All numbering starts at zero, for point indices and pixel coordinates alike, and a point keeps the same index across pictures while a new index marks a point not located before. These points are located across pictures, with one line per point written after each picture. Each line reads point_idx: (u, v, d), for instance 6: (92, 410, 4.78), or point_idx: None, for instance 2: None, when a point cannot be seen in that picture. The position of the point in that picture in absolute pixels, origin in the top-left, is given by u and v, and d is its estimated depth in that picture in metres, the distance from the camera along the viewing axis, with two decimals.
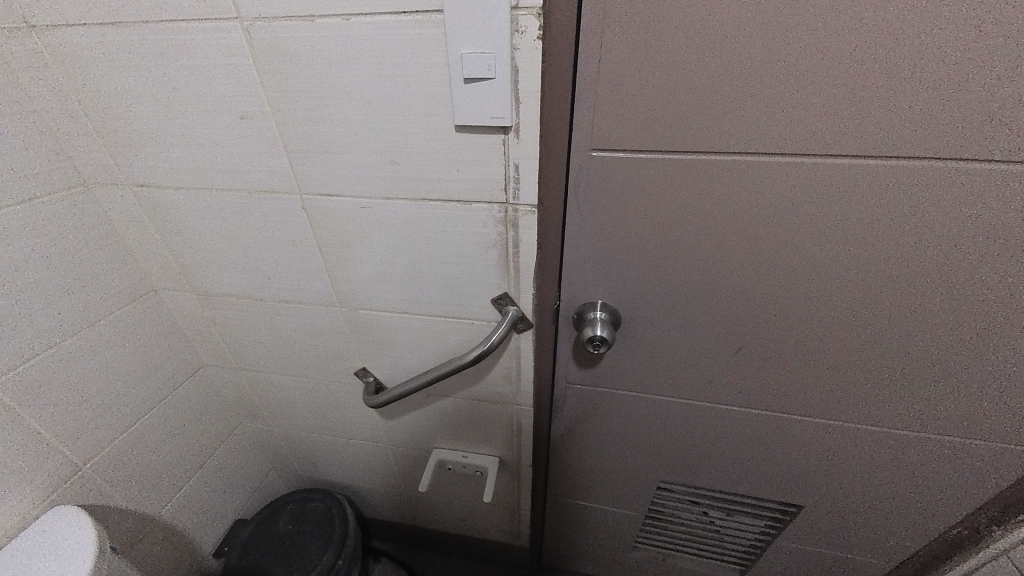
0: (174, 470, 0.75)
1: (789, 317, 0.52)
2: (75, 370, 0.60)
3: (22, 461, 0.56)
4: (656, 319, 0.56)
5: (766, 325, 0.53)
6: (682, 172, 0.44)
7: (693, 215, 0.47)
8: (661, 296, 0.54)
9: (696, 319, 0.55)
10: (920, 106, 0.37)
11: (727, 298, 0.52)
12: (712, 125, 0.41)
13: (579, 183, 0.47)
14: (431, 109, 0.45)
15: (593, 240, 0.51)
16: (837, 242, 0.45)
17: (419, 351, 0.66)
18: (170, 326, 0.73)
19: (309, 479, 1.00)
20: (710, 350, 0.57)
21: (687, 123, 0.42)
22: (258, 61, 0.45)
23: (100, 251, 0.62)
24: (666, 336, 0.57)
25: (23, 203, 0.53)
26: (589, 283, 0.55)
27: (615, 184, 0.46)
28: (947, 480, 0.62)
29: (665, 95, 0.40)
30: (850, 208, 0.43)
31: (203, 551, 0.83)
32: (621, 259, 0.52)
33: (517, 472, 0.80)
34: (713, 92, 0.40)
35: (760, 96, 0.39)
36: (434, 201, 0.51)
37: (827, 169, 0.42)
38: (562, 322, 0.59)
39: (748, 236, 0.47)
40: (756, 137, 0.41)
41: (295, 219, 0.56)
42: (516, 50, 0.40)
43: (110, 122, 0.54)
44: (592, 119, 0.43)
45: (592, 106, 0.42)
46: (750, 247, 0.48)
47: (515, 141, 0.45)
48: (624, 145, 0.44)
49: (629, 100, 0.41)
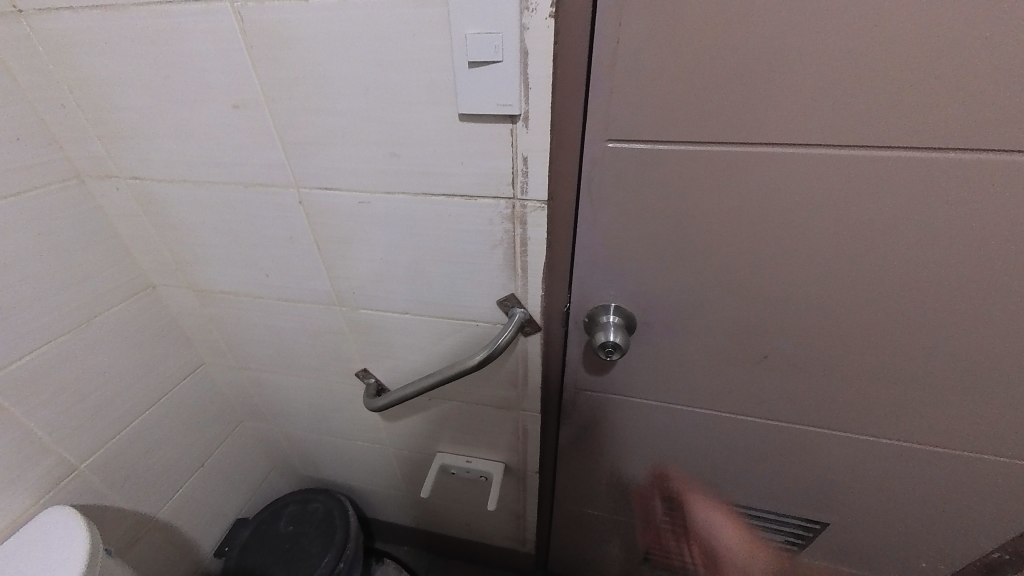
0: (173, 469, 0.74)
1: (820, 324, 0.48)
2: (71, 367, 0.59)
3: (15, 460, 0.54)
4: (673, 324, 0.52)
5: (793, 332, 0.49)
6: (708, 164, 0.40)
7: (717, 213, 0.43)
8: (679, 299, 0.50)
9: (716, 324, 0.51)
10: (981, 91, 0.33)
11: (752, 302, 0.48)
12: (741, 113, 0.37)
13: (593, 177, 0.43)
14: (434, 96, 0.41)
15: (607, 238, 0.47)
16: (878, 244, 0.41)
17: (422, 353, 0.64)
18: (168, 323, 0.71)
19: (311, 479, 0.98)
20: (731, 358, 0.53)
21: (715, 110, 0.38)
22: (251, 46, 0.43)
23: (96, 246, 0.60)
24: (684, 342, 0.53)
25: (15, 196, 0.51)
26: (602, 284, 0.51)
27: (633, 178, 0.43)
28: (989, 502, 0.57)
29: (690, 79, 0.37)
30: (894, 206, 0.39)
31: (203, 551, 0.82)
32: (636, 259, 0.48)
33: (522, 478, 0.78)
34: (744, 76, 0.36)
35: (798, 79, 0.35)
36: (437, 196, 0.47)
37: (870, 162, 0.37)
38: (572, 325, 0.55)
39: (777, 236, 0.43)
40: (790, 127, 0.37)
41: (292, 215, 0.54)
42: (526, 30, 0.37)
43: (101, 112, 0.51)
44: (609, 107, 0.39)
45: (609, 91, 0.38)
46: (778, 248, 0.44)
47: (524, 130, 0.41)
48: (642, 136, 0.40)
49: (650, 84, 0.37)
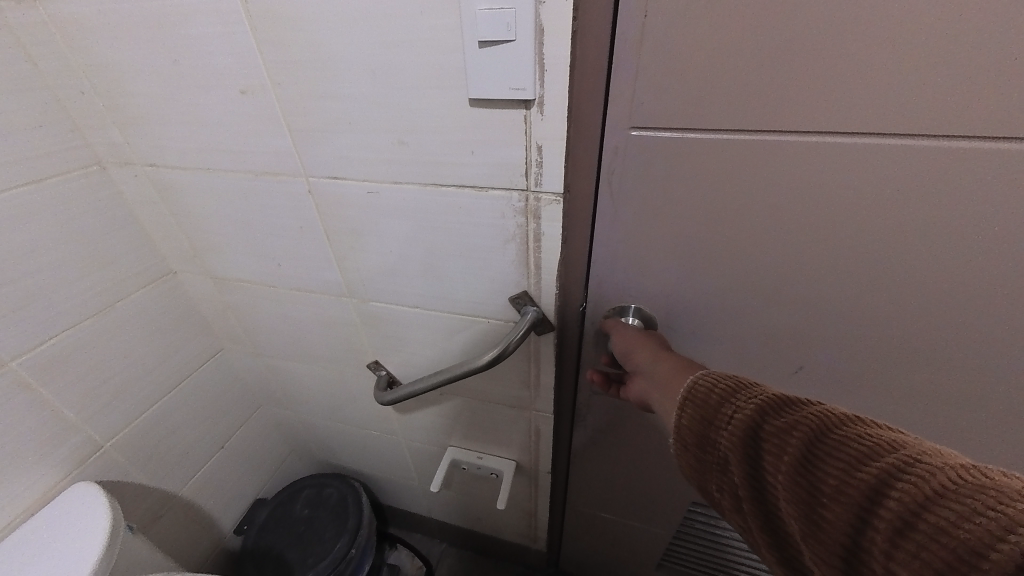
0: (194, 450, 0.76)
1: (867, 336, 0.43)
2: (95, 350, 0.60)
3: (45, 437, 0.56)
4: (698, 328, 0.48)
5: (834, 343, 0.44)
6: (747, 155, 0.36)
7: (752, 207, 0.38)
8: (705, 301, 0.46)
9: (746, 330, 0.47)
10: None
11: (790, 309, 0.44)
12: (787, 97, 0.33)
13: (615, 168, 0.40)
14: (443, 79, 0.38)
15: (628, 234, 0.44)
16: (949, 250, 0.35)
17: (433, 348, 0.62)
18: (189, 309, 0.73)
19: (328, 464, 1.00)
20: (761, 367, 0.49)
21: (758, 93, 0.33)
22: (256, 28, 0.41)
23: (118, 232, 0.61)
24: (709, 348, 0.49)
25: (39, 182, 0.52)
26: (622, 283, 0.48)
27: (660, 169, 0.39)
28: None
29: (729, 58, 0.32)
30: (971, 206, 0.33)
31: (224, 528, 0.85)
32: (659, 257, 0.44)
33: (534, 478, 0.76)
34: (794, 53, 0.31)
35: (860, 56, 0.30)
36: (446, 186, 0.45)
37: (944, 155, 0.32)
38: (587, 325, 0.53)
39: (820, 235, 0.38)
40: (846, 113, 0.32)
41: (302, 204, 0.52)
42: (542, 4, 0.33)
43: (118, 99, 0.51)
44: (635, 90, 0.35)
45: (636, 72, 0.34)
46: (821, 248, 0.39)
47: (538, 117, 0.38)
48: (671, 122, 0.36)
49: (683, 65, 0.33)
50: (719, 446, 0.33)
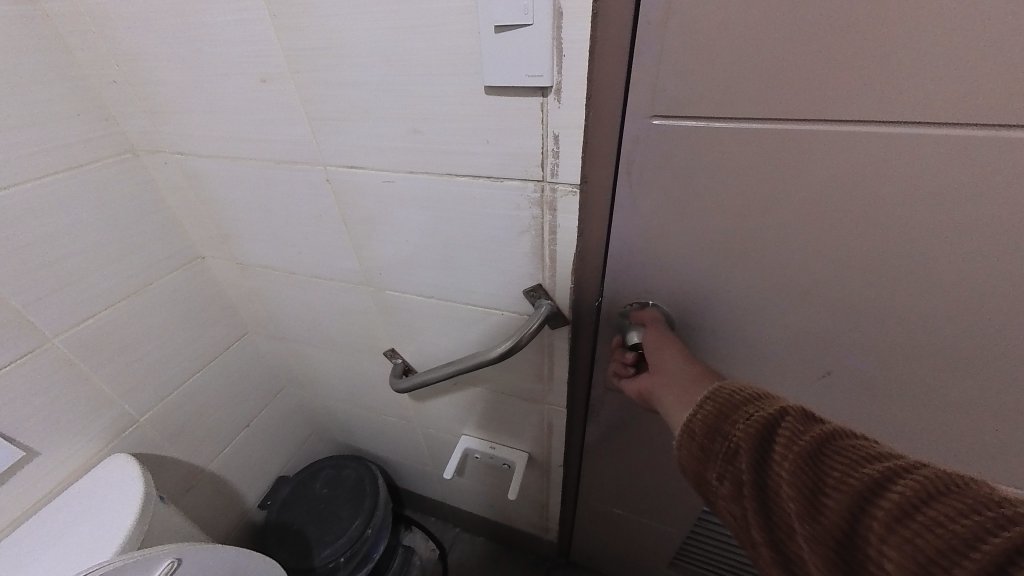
0: (221, 428, 0.80)
1: (902, 341, 0.40)
2: (129, 330, 0.63)
3: (84, 410, 0.60)
4: (718, 326, 0.47)
5: (865, 349, 0.42)
6: (787, 146, 0.34)
7: (781, 202, 0.36)
8: (727, 300, 0.44)
9: (770, 331, 0.45)
10: None
11: (821, 310, 0.41)
12: (825, 83, 0.30)
13: (635, 158, 0.38)
14: (458, 66, 0.37)
15: (647, 228, 0.42)
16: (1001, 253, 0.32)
17: (447, 338, 0.62)
18: (217, 293, 0.75)
19: (347, 446, 1.03)
20: (784, 369, 0.47)
21: (796, 76, 0.31)
22: (273, 15, 0.41)
23: (149, 218, 0.64)
24: (729, 347, 0.48)
25: (75, 169, 0.54)
26: (639, 279, 0.47)
27: (690, 161, 0.37)
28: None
29: (762, 40, 0.30)
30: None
31: (248, 502, 0.89)
32: (680, 252, 0.43)
33: (546, 470, 0.76)
34: (834, 34, 0.28)
35: (910, 36, 0.27)
36: (461, 176, 0.44)
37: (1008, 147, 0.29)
38: (604, 321, 0.52)
39: (856, 235, 0.36)
40: (891, 101, 0.30)
41: (321, 192, 0.53)
42: None
43: (146, 88, 0.52)
44: (660, 74, 0.33)
45: (661, 55, 0.32)
46: (856, 248, 0.37)
47: (555, 105, 0.36)
48: (695, 110, 0.34)
49: (710, 48, 0.31)
50: (729, 433, 0.34)
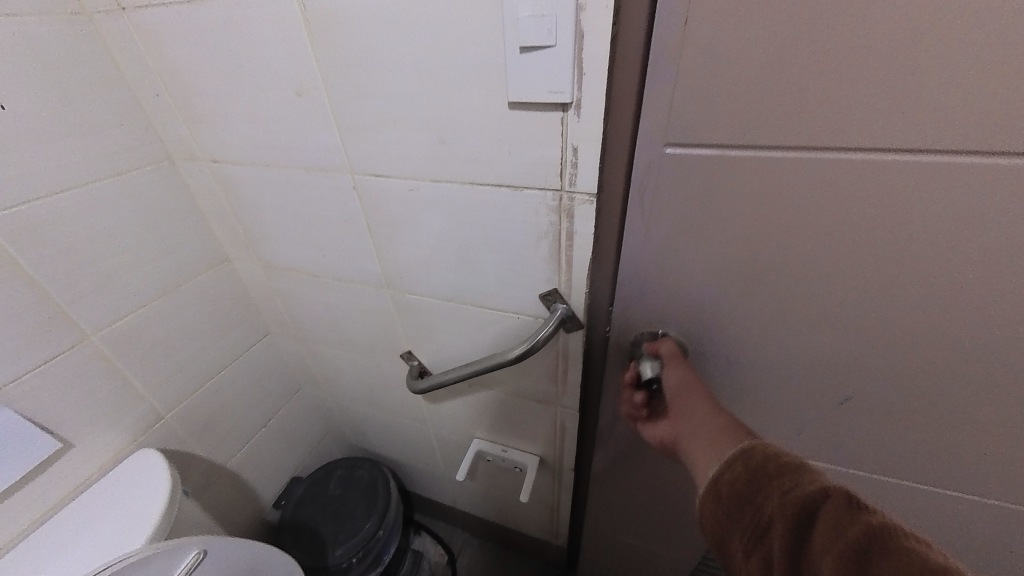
0: (241, 426, 0.82)
1: (908, 356, 0.41)
2: (160, 328, 0.66)
3: (116, 404, 0.63)
4: (729, 347, 0.48)
5: (872, 364, 0.43)
6: (795, 174, 0.35)
7: (792, 227, 0.38)
8: (738, 321, 0.46)
9: (780, 350, 0.46)
10: None
11: (842, 324, 0.42)
12: (831, 109, 0.32)
13: (649, 183, 0.40)
14: (485, 82, 0.40)
15: (660, 250, 0.44)
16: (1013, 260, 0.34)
17: (464, 340, 0.64)
18: (241, 294, 0.78)
19: (359, 448, 1.05)
20: (791, 387, 0.48)
21: (815, 98, 0.32)
22: (313, 34, 0.44)
23: (182, 222, 0.67)
24: (741, 367, 0.49)
25: (118, 175, 0.58)
26: (651, 300, 0.48)
27: (712, 182, 0.38)
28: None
29: (773, 68, 0.31)
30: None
31: (264, 500, 0.91)
32: (692, 274, 0.44)
33: (557, 473, 0.77)
34: (842, 61, 0.30)
35: (923, 59, 0.28)
36: (483, 184, 0.47)
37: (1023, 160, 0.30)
38: (614, 349, 0.54)
39: (865, 256, 0.37)
40: (893, 130, 0.32)
41: (347, 198, 0.56)
42: (583, 11, 0.34)
43: (187, 99, 0.56)
44: (679, 98, 0.35)
45: (679, 80, 0.34)
46: (865, 269, 0.38)
47: (575, 119, 0.39)
48: (708, 137, 0.36)
49: (723, 75, 0.33)
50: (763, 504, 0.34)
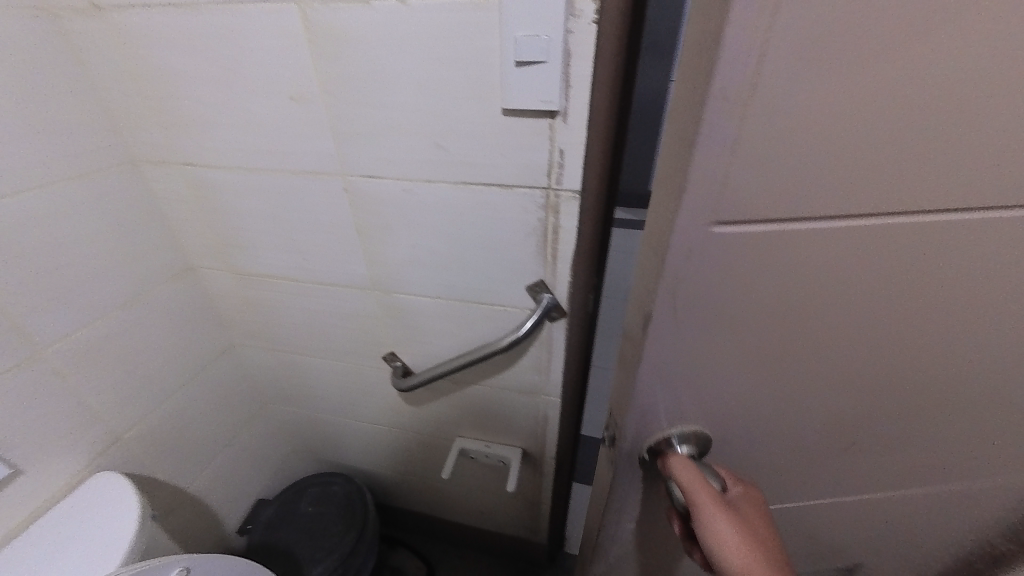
0: (204, 446, 0.77)
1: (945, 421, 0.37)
2: (120, 342, 0.62)
3: (70, 426, 0.57)
4: (751, 432, 0.39)
5: (904, 431, 0.38)
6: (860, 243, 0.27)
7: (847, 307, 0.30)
8: (765, 409, 0.37)
9: (807, 430, 0.39)
10: None
11: (889, 400, 0.36)
12: (911, 173, 0.24)
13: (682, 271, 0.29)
14: (482, 92, 0.45)
15: (688, 349, 0.33)
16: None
17: (450, 337, 0.67)
18: (206, 305, 0.75)
19: (330, 465, 1.01)
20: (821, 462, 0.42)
21: (897, 155, 0.24)
22: (313, 43, 0.46)
23: (146, 229, 0.64)
24: (764, 449, 0.41)
25: (80, 178, 0.55)
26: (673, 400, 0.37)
27: (769, 275, 0.29)
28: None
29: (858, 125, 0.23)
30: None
31: (229, 527, 0.85)
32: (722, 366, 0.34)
33: (539, 465, 0.80)
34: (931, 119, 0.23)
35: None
36: (476, 184, 0.51)
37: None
38: (625, 462, 0.42)
39: (911, 333, 0.31)
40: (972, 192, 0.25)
41: (337, 200, 0.57)
42: (571, 34, 0.40)
43: (164, 102, 0.55)
44: (739, 174, 0.25)
45: (737, 144, 0.24)
46: (908, 344, 0.32)
47: (562, 125, 0.45)
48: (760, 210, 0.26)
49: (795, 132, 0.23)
50: None
